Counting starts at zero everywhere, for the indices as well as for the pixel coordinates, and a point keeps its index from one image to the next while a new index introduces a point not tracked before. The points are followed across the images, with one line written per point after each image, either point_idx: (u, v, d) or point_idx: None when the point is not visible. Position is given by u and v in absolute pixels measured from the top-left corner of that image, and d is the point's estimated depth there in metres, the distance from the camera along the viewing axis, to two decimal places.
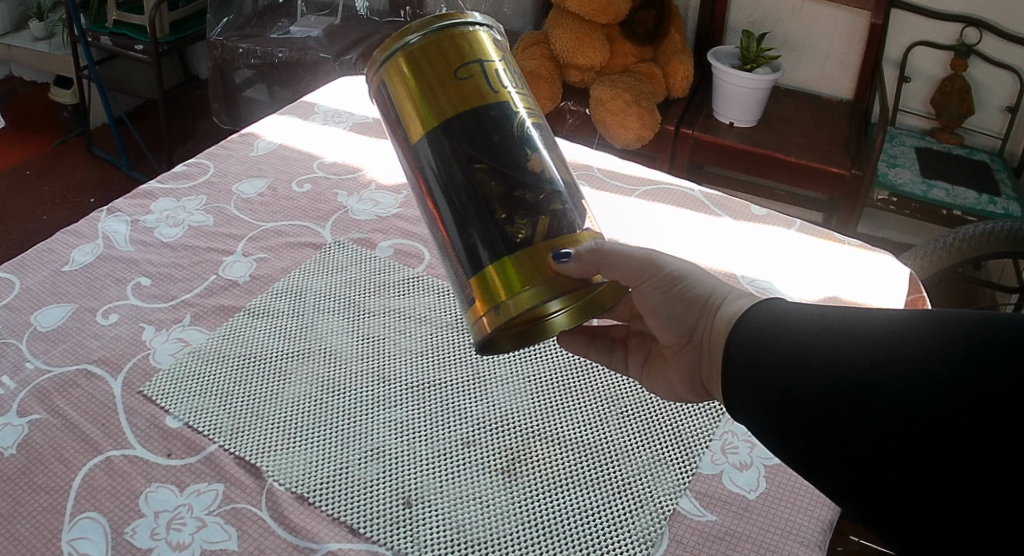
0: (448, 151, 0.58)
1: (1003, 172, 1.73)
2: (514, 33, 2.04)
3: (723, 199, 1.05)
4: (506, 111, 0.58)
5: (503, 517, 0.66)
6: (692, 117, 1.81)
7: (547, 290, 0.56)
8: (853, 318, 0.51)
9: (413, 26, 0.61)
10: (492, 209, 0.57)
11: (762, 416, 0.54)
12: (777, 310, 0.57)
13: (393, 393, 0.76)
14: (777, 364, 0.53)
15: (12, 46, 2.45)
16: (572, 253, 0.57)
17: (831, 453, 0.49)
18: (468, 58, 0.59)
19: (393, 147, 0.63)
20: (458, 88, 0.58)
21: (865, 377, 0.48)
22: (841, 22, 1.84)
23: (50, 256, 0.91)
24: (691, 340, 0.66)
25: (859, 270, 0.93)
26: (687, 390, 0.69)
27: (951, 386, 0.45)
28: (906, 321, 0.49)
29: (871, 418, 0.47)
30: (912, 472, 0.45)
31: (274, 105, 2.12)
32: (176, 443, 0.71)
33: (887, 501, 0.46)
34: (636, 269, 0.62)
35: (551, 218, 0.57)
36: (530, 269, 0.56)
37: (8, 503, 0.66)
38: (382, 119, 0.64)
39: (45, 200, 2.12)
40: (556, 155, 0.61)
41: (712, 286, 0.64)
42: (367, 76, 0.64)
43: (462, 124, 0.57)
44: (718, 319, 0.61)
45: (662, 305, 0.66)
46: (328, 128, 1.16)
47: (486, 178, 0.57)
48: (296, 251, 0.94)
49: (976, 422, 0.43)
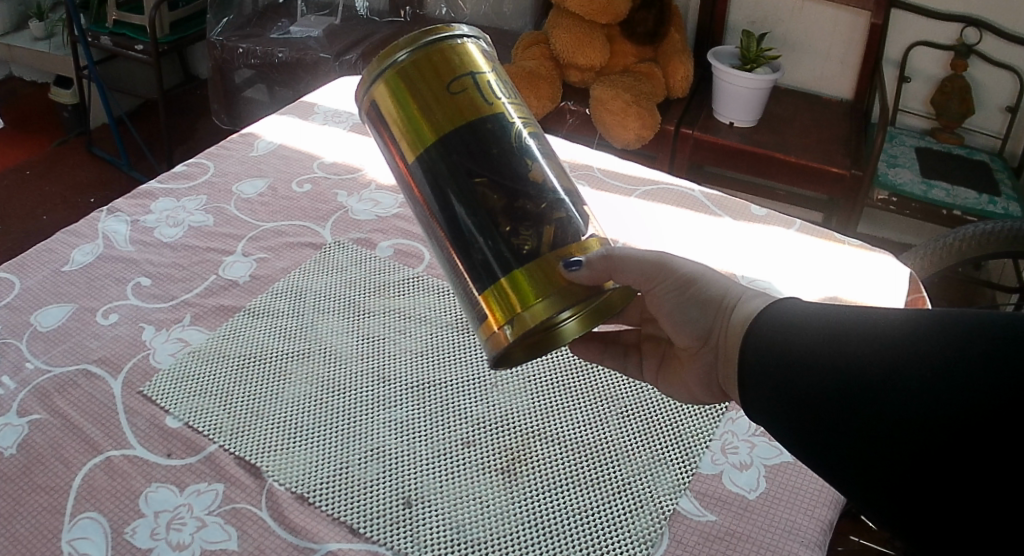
0: (447, 167, 0.57)
1: (1002, 172, 1.73)
2: (514, 33, 2.04)
3: (723, 199, 1.05)
4: (503, 124, 0.58)
5: (503, 517, 0.66)
6: (692, 117, 1.81)
7: (561, 301, 0.56)
8: (861, 318, 0.51)
9: (402, 43, 0.61)
10: (496, 223, 0.57)
11: (770, 411, 0.54)
12: (792, 310, 0.56)
13: (393, 393, 0.76)
14: (783, 368, 0.53)
15: (12, 46, 2.45)
16: (582, 261, 0.57)
17: (837, 446, 0.49)
18: (460, 71, 0.59)
19: (388, 165, 0.63)
20: (454, 103, 0.58)
21: (874, 379, 0.48)
22: (840, 22, 1.84)
23: (50, 255, 0.91)
24: (706, 343, 0.65)
25: (858, 270, 0.93)
26: (703, 393, 0.69)
27: (956, 387, 0.45)
28: (912, 320, 0.49)
29: (878, 418, 0.47)
30: (919, 471, 0.45)
31: (274, 105, 2.12)
32: (176, 443, 0.71)
33: (896, 496, 0.46)
34: (647, 271, 0.63)
35: (556, 226, 0.58)
36: (544, 281, 0.56)
37: (8, 502, 0.66)
38: (375, 138, 0.63)
39: (45, 200, 2.12)
40: (557, 164, 0.61)
41: (725, 287, 0.64)
42: (357, 94, 0.64)
43: (461, 139, 0.57)
44: (732, 319, 0.61)
45: (677, 308, 0.66)
46: (328, 128, 1.16)
47: (486, 191, 0.57)
48: (296, 251, 0.94)
49: (981, 425, 0.43)
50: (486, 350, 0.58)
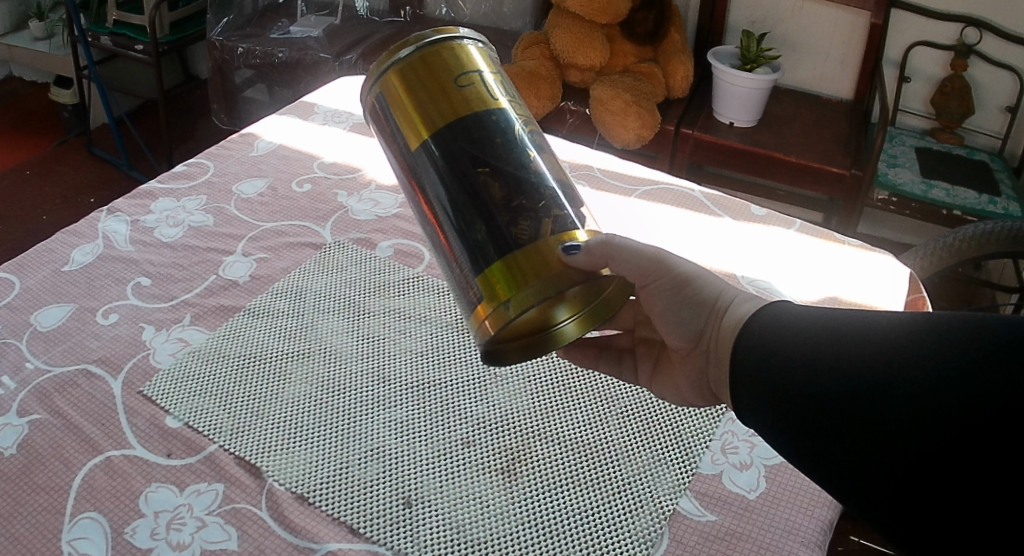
0: (449, 156, 0.57)
1: (1003, 173, 1.73)
2: (514, 33, 2.05)
3: (723, 199, 1.05)
4: (505, 120, 0.59)
5: (503, 517, 0.66)
6: (692, 117, 1.81)
7: (550, 285, 0.55)
8: (865, 320, 0.51)
9: (408, 41, 0.62)
10: (495, 213, 0.56)
11: (767, 409, 0.54)
12: (790, 314, 0.57)
13: (393, 393, 0.76)
14: (779, 370, 0.54)
15: (12, 46, 2.45)
16: (581, 246, 0.56)
17: (834, 445, 0.49)
18: (465, 69, 0.60)
19: (389, 161, 0.63)
20: (457, 96, 0.59)
21: (874, 379, 0.48)
22: (841, 22, 1.84)
23: (49, 256, 0.91)
24: (698, 346, 0.66)
25: (858, 270, 0.93)
26: (694, 395, 0.70)
27: (955, 389, 0.45)
28: (911, 320, 0.49)
29: (875, 417, 0.47)
30: (914, 472, 0.45)
31: (274, 105, 2.12)
32: (176, 443, 0.71)
33: (891, 500, 0.46)
34: (645, 267, 0.62)
35: (554, 221, 0.57)
36: (534, 264, 0.55)
37: (8, 502, 0.66)
38: (378, 135, 0.64)
39: (45, 200, 2.12)
40: (552, 160, 0.61)
41: (719, 290, 0.64)
42: (362, 93, 0.65)
43: (463, 130, 0.58)
44: (725, 323, 0.61)
45: (670, 308, 0.66)
46: (328, 128, 1.16)
47: (489, 181, 0.56)
48: (296, 251, 0.94)
49: (978, 427, 0.43)
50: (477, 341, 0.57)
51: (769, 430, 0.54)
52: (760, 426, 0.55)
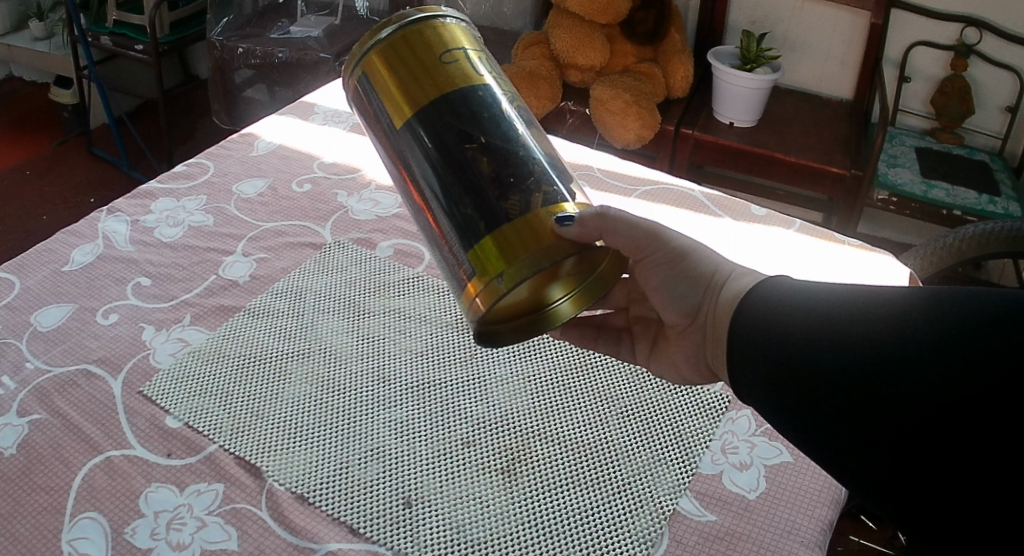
0: (434, 133, 0.57)
1: (1003, 173, 1.73)
2: (514, 33, 2.06)
3: (723, 199, 1.05)
4: (491, 95, 0.59)
5: (502, 517, 0.66)
6: (692, 117, 1.81)
7: (544, 257, 0.55)
8: (860, 297, 0.51)
9: (389, 22, 0.62)
10: (484, 188, 0.56)
11: (766, 391, 0.54)
12: (785, 288, 0.56)
13: (393, 393, 0.76)
14: (776, 348, 0.53)
15: (12, 46, 2.44)
16: (574, 218, 0.56)
17: (834, 426, 0.49)
18: (450, 45, 0.60)
19: (375, 146, 0.64)
20: (441, 72, 0.59)
21: (875, 353, 0.48)
22: (841, 22, 1.84)
23: (49, 256, 0.91)
24: (695, 320, 0.66)
25: (857, 271, 0.93)
26: (692, 372, 0.70)
27: (954, 363, 0.45)
28: (904, 298, 0.49)
29: (875, 394, 0.47)
30: (911, 447, 0.45)
31: (274, 105, 2.11)
32: (177, 443, 0.71)
33: (892, 481, 0.46)
34: (639, 240, 0.63)
35: (545, 195, 0.56)
36: (527, 235, 0.55)
37: (8, 502, 0.66)
38: (363, 124, 0.65)
39: (46, 200, 2.12)
40: (540, 136, 0.61)
41: (716, 265, 0.64)
42: (346, 81, 0.65)
43: (447, 106, 0.57)
44: (722, 297, 0.61)
45: (666, 282, 0.66)
46: (327, 128, 1.16)
47: (478, 156, 0.56)
48: (295, 251, 0.94)
49: (977, 400, 0.43)
50: (471, 321, 0.57)
51: (769, 412, 0.54)
52: (761, 409, 0.55)
